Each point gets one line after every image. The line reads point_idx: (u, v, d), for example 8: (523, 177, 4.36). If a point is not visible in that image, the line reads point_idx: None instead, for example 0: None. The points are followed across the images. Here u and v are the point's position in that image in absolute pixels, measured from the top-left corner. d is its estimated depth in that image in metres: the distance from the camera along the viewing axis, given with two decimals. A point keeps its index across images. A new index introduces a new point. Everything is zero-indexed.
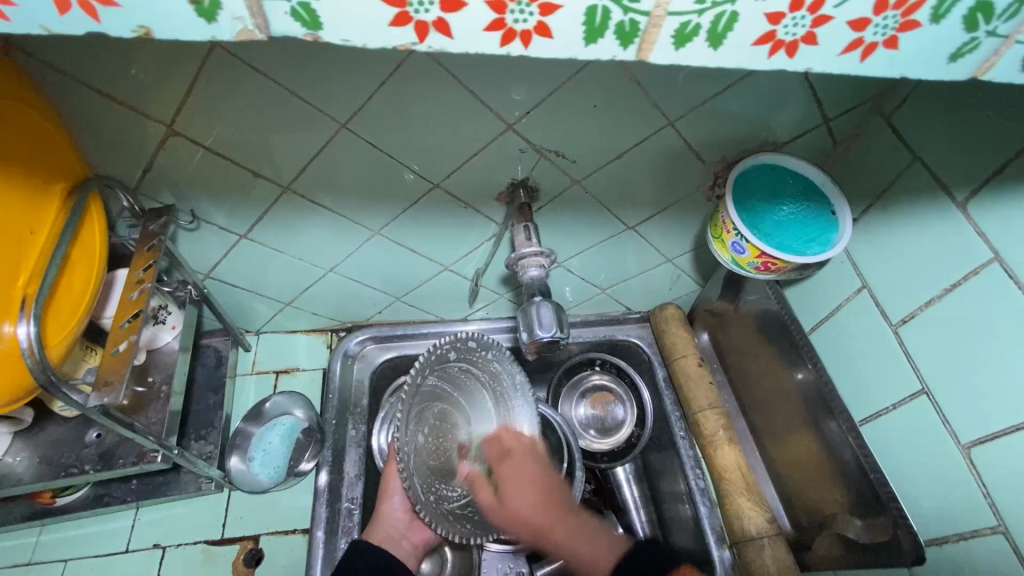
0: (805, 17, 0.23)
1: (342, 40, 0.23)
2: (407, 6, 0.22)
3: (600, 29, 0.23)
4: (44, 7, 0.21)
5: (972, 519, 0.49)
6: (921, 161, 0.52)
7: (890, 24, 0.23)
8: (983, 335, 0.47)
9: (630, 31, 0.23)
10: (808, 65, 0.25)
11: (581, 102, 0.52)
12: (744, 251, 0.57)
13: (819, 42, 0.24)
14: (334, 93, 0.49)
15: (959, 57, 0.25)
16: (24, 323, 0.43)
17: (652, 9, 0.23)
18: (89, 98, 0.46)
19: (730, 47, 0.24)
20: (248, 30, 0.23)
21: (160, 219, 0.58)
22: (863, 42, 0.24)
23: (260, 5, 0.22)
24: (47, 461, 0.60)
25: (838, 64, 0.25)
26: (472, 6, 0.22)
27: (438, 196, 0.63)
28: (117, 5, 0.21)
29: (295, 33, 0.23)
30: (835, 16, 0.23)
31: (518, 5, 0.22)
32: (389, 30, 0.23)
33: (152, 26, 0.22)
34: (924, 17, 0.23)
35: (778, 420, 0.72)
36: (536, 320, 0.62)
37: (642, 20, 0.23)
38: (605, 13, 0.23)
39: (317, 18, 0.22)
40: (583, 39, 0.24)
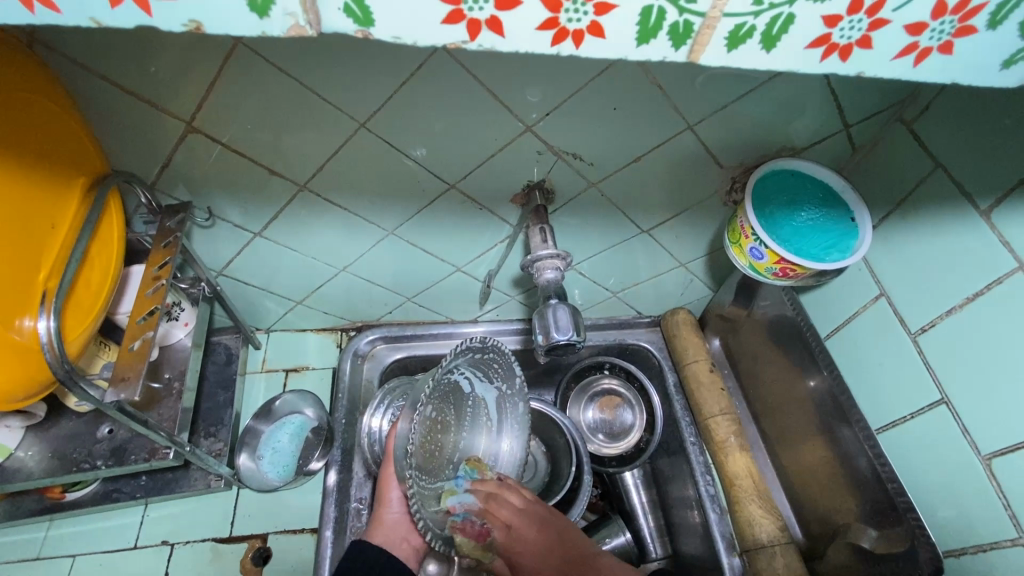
0: (861, 21, 0.23)
1: (392, 37, 0.23)
2: (461, 4, 0.22)
3: (654, 29, 0.23)
4: (95, 1, 0.21)
5: (991, 530, 0.49)
6: (943, 169, 0.52)
7: (946, 30, 0.23)
8: (1006, 347, 0.47)
9: (683, 32, 0.23)
10: (861, 68, 0.25)
11: (601, 105, 0.52)
12: (762, 257, 0.57)
13: (871, 47, 0.24)
14: (354, 92, 0.49)
15: (1013, 63, 0.25)
16: (44, 317, 0.43)
17: (708, 10, 0.22)
18: (110, 92, 0.46)
19: (783, 50, 0.24)
20: (299, 26, 0.23)
21: (178, 216, 0.58)
22: (918, 47, 0.24)
23: (314, 1, 0.22)
24: (60, 455, 0.60)
25: (890, 69, 0.25)
26: (528, 5, 0.22)
27: (453, 197, 0.63)
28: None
29: (345, 29, 0.23)
30: (891, 20, 0.23)
31: (574, 5, 0.22)
32: (441, 27, 0.23)
33: (201, 20, 0.22)
34: (981, 23, 0.23)
35: (790, 427, 0.72)
36: (553, 322, 0.61)
37: (698, 21, 0.23)
38: (661, 13, 0.22)
39: (370, 15, 0.22)
40: (635, 39, 0.23)
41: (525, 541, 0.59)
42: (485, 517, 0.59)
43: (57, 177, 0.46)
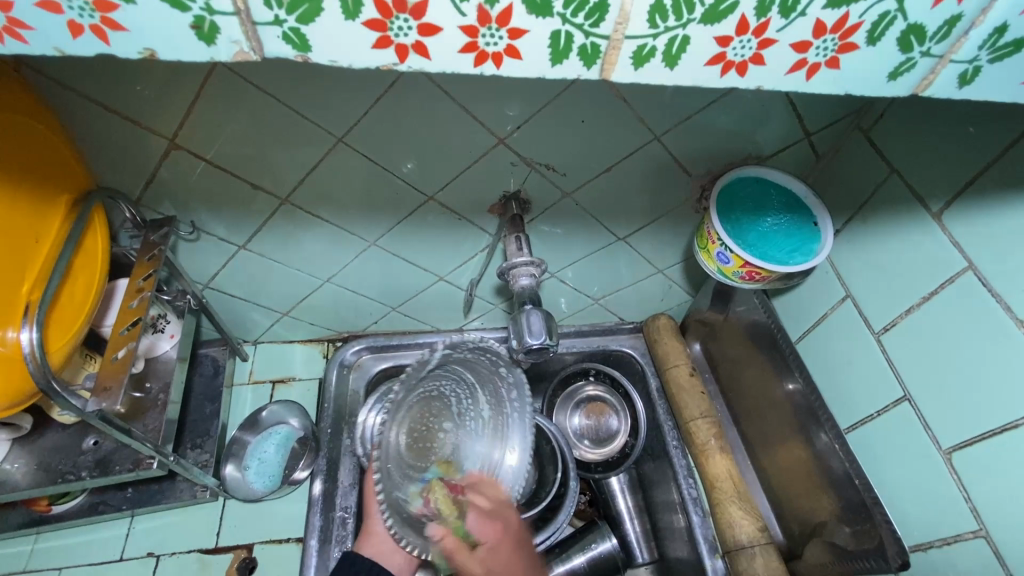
0: (751, 40, 0.25)
1: (331, 61, 0.25)
2: (388, 30, 0.24)
3: (565, 50, 0.25)
4: (58, 30, 0.22)
5: (954, 524, 0.50)
6: (898, 175, 0.54)
7: (830, 46, 0.25)
8: (962, 343, 0.49)
9: (593, 52, 0.25)
10: (759, 83, 0.27)
11: (569, 117, 0.54)
12: (728, 261, 0.58)
13: (767, 62, 0.26)
14: (330, 108, 0.51)
15: (898, 75, 0.27)
16: (27, 328, 0.44)
17: (611, 32, 0.24)
18: (93, 112, 0.48)
19: (685, 67, 0.26)
20: (244, 52, 0.24)
21: (161, 230, 0.60)
22: (807, 63, 0.26)
23: (255, 29, 0.24)
24: (45, 467, 0.61)
25: (787, 83, 0.27)
26: (447, 31, 0.24)
27: (432, 208, 0.65)
28: (124, 29, 0.23)
29: (287, 54, 0.25)
30: (779, 38, 0.25)
31: (489, 30, 0.24)
32: (372, 51, 0.25)
33: (157, 48, 0.24)
34: (861, 40, 0.25)
35: (769, 429, 0.73)
36: (526, 327, 0.63)
37: (603, 43, 0.25)
38: (569, 37, 0.24)
39: (308, 42, 0.24)
40: (550, 59, 0.25)
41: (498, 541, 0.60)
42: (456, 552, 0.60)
43: (41, 195, 0.47)
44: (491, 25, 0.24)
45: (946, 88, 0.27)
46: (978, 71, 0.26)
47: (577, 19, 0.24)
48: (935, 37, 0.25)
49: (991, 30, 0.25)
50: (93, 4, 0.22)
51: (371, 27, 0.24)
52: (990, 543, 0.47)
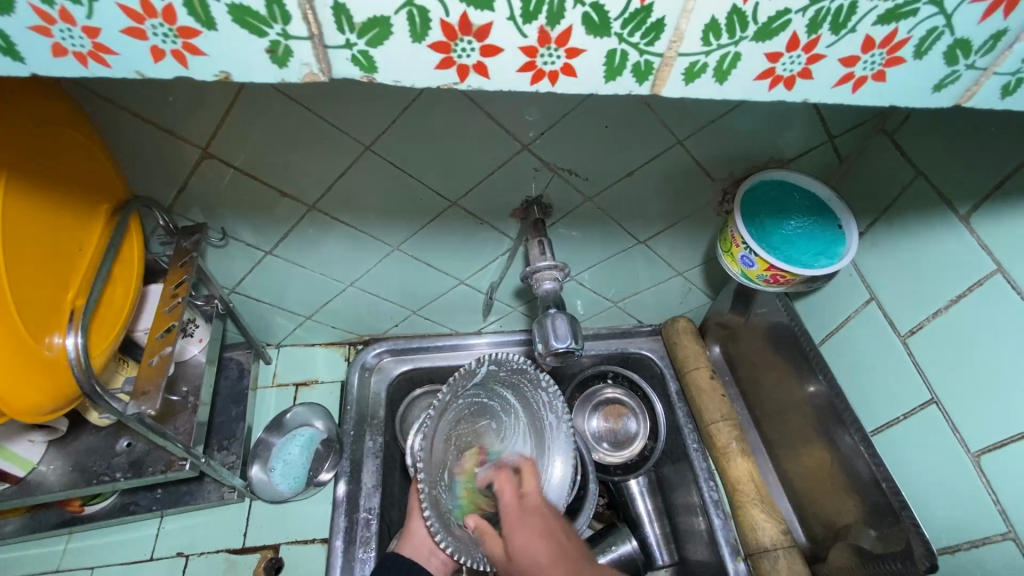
0: (800, 55, 0.25)
1: (393, 82, 0.26)
2: (451, 52, 0.24)
3: (620, 68, 0.25)
4: (142, 55, 0.23)
5: (983, 527, 0.50)
6: (924, 177, 0.54)
7: (877, 61, 0.26)
8: (990, 346, 0.48)
9: (646, 69, 0.26)
10: (806, 96, 0.27)
11: (593, 123, 0.55)
12: (753, 264, 0.59)
13: (814, 76, 0.26)
14: (360, 118, 0.52)
15: (943, 87, 0.27)
16: (73, 334, 0.45)
17: (665, 50, 0.25)
18: (131, 123, 0.50)
19: (734, 82, 0.26)
20: (313, 74, 0.25)
21: (192, 237, 0.61)
22: (854, 76, 0.26)
23: (326, 53, 0.24)
24: (81, 468, 0.63)
25: (833, 95, 0.27)
26: (509, 51, 0.25)
27: (455, 213, 0.66)
28: (204, 54, 0.24)
29: (353, 75, 0.26)
30: (828, 54, 0.25)
31: (548, 49, 0.25)
32: (434, 72, 0.25)
33: (231, 71, 0.25)
34: (908, 54, 0.25)
35: (790, 432, 0.73)
36: (552, 331, 0.63)
37: (656, 60, 0.25)
38: (624, 55, 0.25)
39: (374, 63, 0.25)
40: (603, 75, 0.26)
41: (524, 513, 0.60)
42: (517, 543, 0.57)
43: (81, 205, 0.49)
44: (550, 46, 0.24)
45: (988, 98, 0.28)
46: (1020, 82, 0.27)
47: (633, 38, 0.24)
48: (981, 51, 0.25)
49: None
50: (177, 31, 0.23)
51: (436, 49, 0.24)
52: (1020, 546, 0.47)
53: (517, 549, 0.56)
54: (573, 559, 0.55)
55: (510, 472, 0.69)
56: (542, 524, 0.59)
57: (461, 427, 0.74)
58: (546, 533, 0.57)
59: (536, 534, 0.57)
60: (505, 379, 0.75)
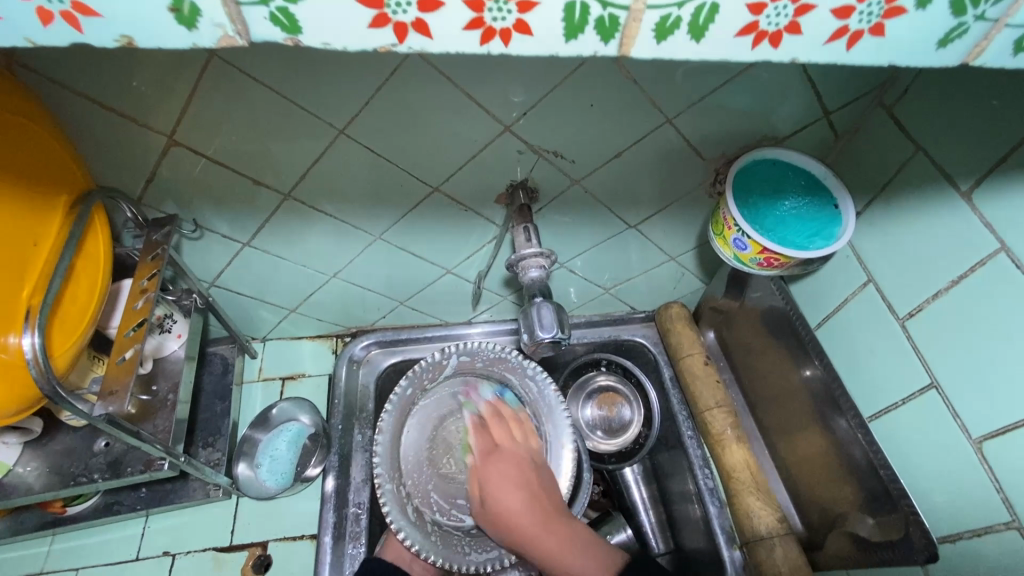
0: (787, 6, 0.23)
1: (322, 44, 0.24)
2: (384, 6, 0.22)
3: (580, 24, 0.23)
4: (28, 19, 0.21)
5: (985, 515, 0.48)
6: (924, 153, 0.51)
7: (875, 11, 0.23)
8: (993, 329, 0.47)
9: (610, 26, 0.23)
10: (794, 54, 0.25)
11: (578, 102, 0.52)
12: (745, 247, 0.57)
13: (802, 31, 0.24)
14: (332, 100, 0.49)
15: (947, 43, 0.25)
16: (29, 334, 0.43)
17: (631, 2, 0.22)
18: (88, 109, 0.47)
19: (713, 39, 0.24)
20: (229, 37, 0.23)
21: (163, 228, 0.58)
22: (849, 30, 0.24)
23: (240, 12, 0.22)
24: (58, 470, 0.61)
25: (824, 53, 0.25)
26: (450, 6, 0.22)
27: (437, 200, 0.63)
28: (97, 15, 0.21)
29: (276, 38, 0.23)
30: (818, 4, 0.23)
31: (496, 3, 0.22)
32: (368, 32, 0.23)
33: (133, 34, 0.22)
34: (910, 3, 0.23)
35: (786, 418, 0.71)
36: (537, 320, 0.62)
37: (622, 15, 0.23)
38: (585, 9, 0.23)
39: (297, 23, 0.23)
40: (563, 35, 0.24)
41: (500, 459, 0.66)
42: (493, 494, 0.64)
43: (36, 196, 0.46)
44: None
45: (1000, 56, 0.25)
46: None
47: None
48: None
49: None
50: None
51: (365, 5, 0.22)
52: (1023, 535, 0.45)
53: (502, 504, 0.63)
54: (551, 510, 0.62)
55: (501, 417, 0.71)
56: (534, 491, 0.63)
57: (444, 426, 0.74)
58: (524, 482, 0.64)
59: (517, 488, 0.63)
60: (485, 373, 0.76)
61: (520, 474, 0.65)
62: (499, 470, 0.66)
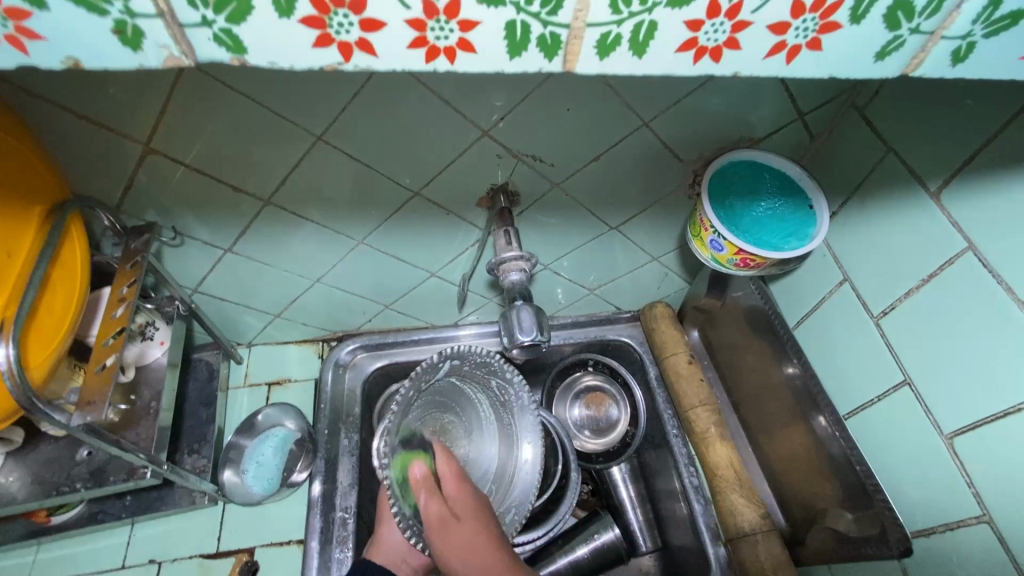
0: (723, 23, 0.23)
1: (268, 63, 0.24)
2: (326, 27, 0.22)
3: (522, 42, 0.24)
4: None
5: (957, 509, 0.49)
6: (895, 153, 0.52)
7: (810, 27, 0.24)
8: (961, 327, 0.47)
9: (552, 43, 0.24)
10: (735, 67, 0.25)
11: (554, 106, 0.52)
12: (722, 249, 0.57)
13: (741, 46, 0.24)
14: (307, 107, 0.49)
15: (886, 55, 0.25)
16: (3, 346, 0.42)
17: (570, 21, 0.23)
18: (62, 120, 0.47)
19: (653, 56, 0.24)
20: (174, 57, 0.23)
21: (143, 236, 0.58)
22: (786, 45, 0.25)
23: (184, 33, 0.22)
24: (40, 480, 0.60)
25: (766, 67, 0.25)
26: (392, 24, 0.23)
27: (419, 204, 0.64)
28: (41, 38, 0.21)
29: (219, 58, 0.23)
30: (753, 21, 0.23)
31: (437, 23, 0.23)
32: (313, 51, 0.23)
33: (79, 56, 0.22)
34: (844, 18, 0.23)
35: (768, 415, 0.72)
36: (517, 324, 0.62)
37: (563, 33, 0.23)
38: (525, 28, 0.23)
39: (240, 43, 0.23)
40: (506, 52, 0.24)
41: (455, 524, 0.52)
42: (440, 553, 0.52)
43: (14, 205, 0.45)
44: (439, 18, 0.22)
45: (938, 67, 0.26)
46: (972, 47, 0.25)
47: (532, 7, 0.22)
48: (925, 13, 0.23)
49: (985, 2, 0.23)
50: (5, 12, 0.20)
51: (309, 24, 0.22)
52: (993, 529, 0.46)
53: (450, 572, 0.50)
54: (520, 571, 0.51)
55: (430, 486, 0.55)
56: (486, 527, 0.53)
57: (426, 421, 0.68)
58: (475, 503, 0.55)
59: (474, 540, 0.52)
60: (471, 373, 0.72)
61: (486, 530, 0.53)
62: (457, 535, 0.52)
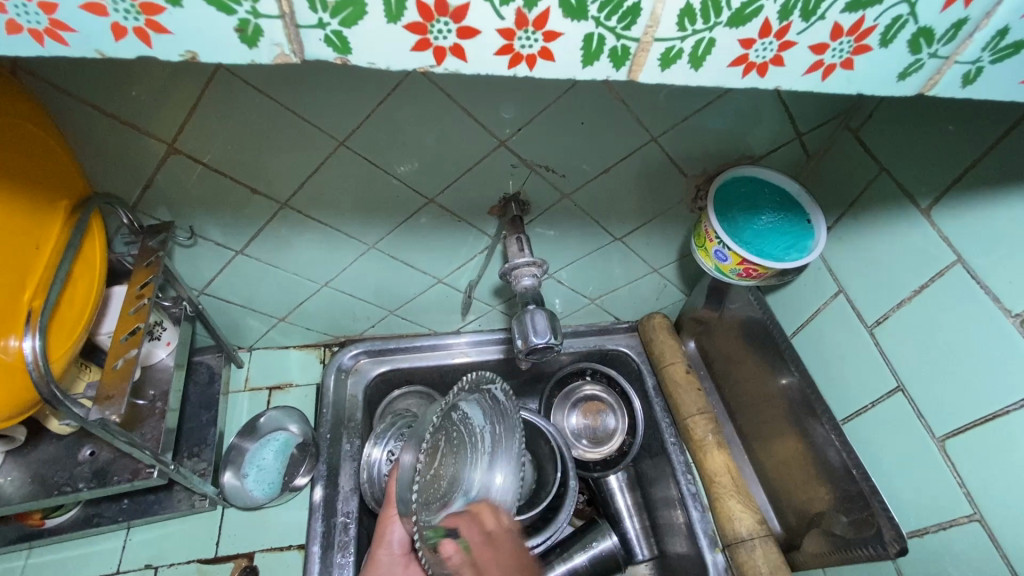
0: (773, 42, 0.26)
1: (369, 63, 0.26)
2: (427, 32, 0.24)
3: (596, 52, 0.26)
4: (103, 32, 0.23)
5: (948, 509, 0.52)
6: (887, 173, 0.56)
7: (845, 49, 0.26)
8: (951, 335, 0.50)
9: (622, 54, 0.26)
10: (778, 83, 0.28)
11: (570, 119, 0.55)
12: (726, 259, 0.60)
13: (785, 63, 0.27)
14: (333, 111, 0.51)
15: (907, 76, 0.28)
16: (30, 337, 0.43)
17: (641, 35, 0.25)
18: (90, 117, 0.48)
19: (708, 68, 0.27)
20: (285, 54, 0.25)
21: (159, 235, 0.59)
22: (824, 63, 0.27)
23: (298, 33, 0.24)
24: (40, 479, 0.60)
25: (804, 82, 0.28)
26: (485, 33, 0.25)
27: (433, 211, 0.65)
28: (169, 33, 0.23)
29: (327, 57, 0.25)
30: (798, 42, 0.26)
31: (526, 33, 0.25)
32: (411, 54, 0.25)
33: (198, 51, 0.24)
34: (874, 42, 0.26)
35: (764, 423, 0.74)
36: (530, 327, 0.64)
37: (632, 46, 0.26)
38: (601, 39, 0.25)
39: (348, 45, 0.25)
40: (581, 61, 0.26)
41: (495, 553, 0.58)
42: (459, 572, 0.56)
43: (39, 200, 0.46)
44: (527, 29, 0.25)
45: (950, 88, 0.29)
46: (980, 70, 0.28)
47: (610, 21, 0.25)
48: (942, 40, 0.26)
49: (992, 32, 0.26)
50: (140, 7, 0.22)
51: (410, 30, 0.24)
52: (984, 526, 0.49)
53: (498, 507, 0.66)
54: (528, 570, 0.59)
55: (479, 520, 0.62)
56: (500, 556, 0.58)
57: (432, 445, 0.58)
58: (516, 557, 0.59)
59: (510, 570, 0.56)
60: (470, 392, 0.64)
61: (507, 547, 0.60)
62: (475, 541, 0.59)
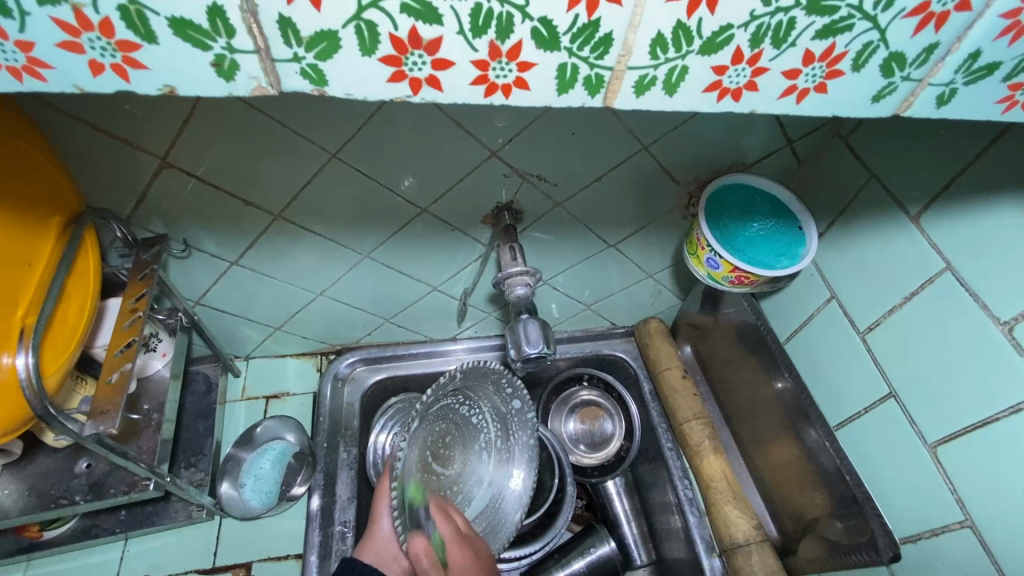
0: (745, 68, 0.26)
1: (346, 93, 0.26)
2: (401, 66, 0.25)
3: (570, 81, 0.26)
4: (80, 68, 0.23)
5: (941, 516, 0.52)
6: (877, 180, 0.56)
7: (818, 73, 0.27)
8: (941, 342, 0.50)
9: (597, 83, 0.26)
10: (753, 107, 0.28)
11: (560, 130, 0.55)
12: (718, 266, 0.60)
13: (759, 88, 0.27)
14: (325, 125, 0.51)
15: (881, 97, 0.28)
16: (23, 353, 0.43)
17: (615, 64, 0.26)
18: (82, 133, 0.48)
19: (684, 94, 0.27)
20: (262, 87, 0.25)
21: (153, 248, 0.59)
22: (797, 88, 0.27)
23: (274, 65, 0.24)
24: (36, 493, 0.60)
25: (778, 106, 0.28)
26: (459, 64, 0.25)
27: (426, 220, 0.66)
28: (144, 67, 0.23)
29: (304, 89, 0.26)
30: (770, 67, 0.26)
31: (499, 64, 0.25)
32: (387, 85, 0.25)
33: (177, 85, 0.24)
34: (847, 67, 0.27)
35: (760, 428, 0.74)
36: (524, 336, 0.64)
37: (607, 74, 0.26)
38: (575, 69, 0.26)
39: (324, 77, 0.25)
40: (556, 89, 0.26)
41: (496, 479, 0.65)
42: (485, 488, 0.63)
43: (33, 217, 0.46)
44: (501, 59, 0.25)
45: (925, 107, 0.29)
46: (954, 92, 0.28)
47: (583, 52, 0.25)
48: (915, 63, 0.27)
49: (966, 55, 0.26)
50: (115, 44, 0.22)
51: (387, 63, 0.25)
52: (976, 533, 0.49)
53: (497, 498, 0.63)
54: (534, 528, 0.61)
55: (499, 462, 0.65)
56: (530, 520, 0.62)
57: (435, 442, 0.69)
58: None
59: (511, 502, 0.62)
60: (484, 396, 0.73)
61: None
62: None
